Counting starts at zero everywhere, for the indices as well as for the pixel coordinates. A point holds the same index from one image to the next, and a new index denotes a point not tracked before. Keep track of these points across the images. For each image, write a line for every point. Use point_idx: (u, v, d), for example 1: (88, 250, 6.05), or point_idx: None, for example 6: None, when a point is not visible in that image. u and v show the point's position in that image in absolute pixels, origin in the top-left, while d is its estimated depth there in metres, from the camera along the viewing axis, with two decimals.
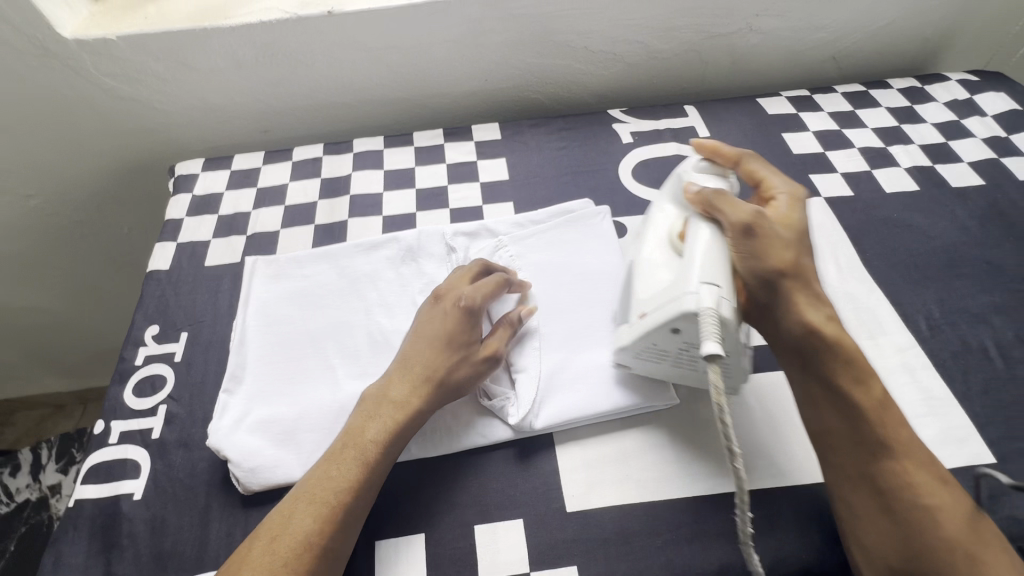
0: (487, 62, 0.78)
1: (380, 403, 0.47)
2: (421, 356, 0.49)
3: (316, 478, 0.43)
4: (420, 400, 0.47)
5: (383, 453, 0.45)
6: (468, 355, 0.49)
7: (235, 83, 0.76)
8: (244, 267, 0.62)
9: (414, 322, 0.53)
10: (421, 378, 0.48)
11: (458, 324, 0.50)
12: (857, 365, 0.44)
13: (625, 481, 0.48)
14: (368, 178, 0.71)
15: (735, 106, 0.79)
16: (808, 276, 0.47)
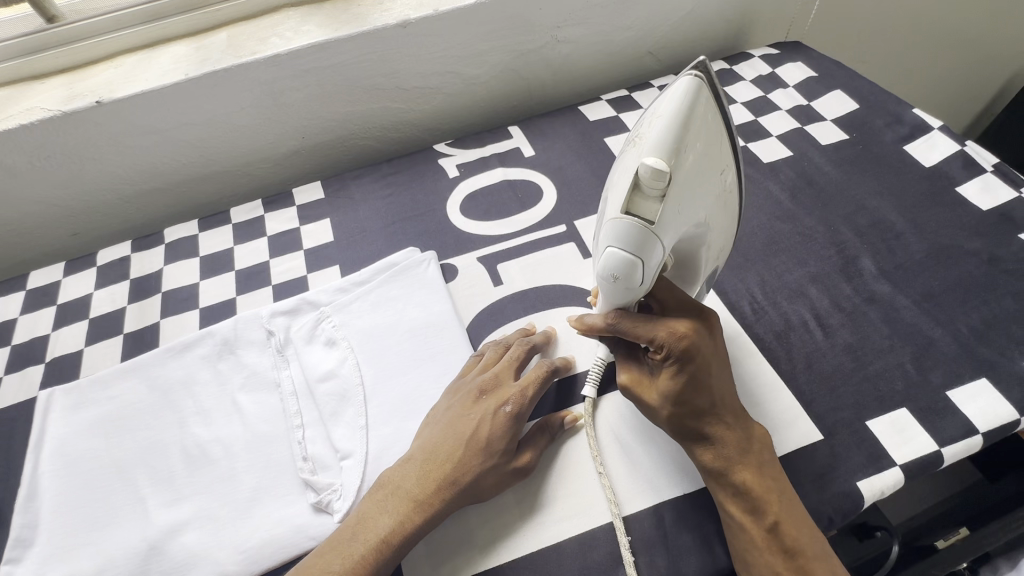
0: (296, 121, 0.74)
1: (395, 494, 0.43)
2: (446, 454, 0.45)
3: (315, 569, 0.41)
4: (448, 506, 0.43)
5: (397, 549, 0.42)
6: (502, 464, 0.45)
7: (16, 193, 0.69)
8: (38, 402, 0.55)
9: (440, 416, 0.48)
10: (447, 481, 0.44)
11: (502, 420, 0.46)
12: (756, 500, 0.41)
13: (468, 550, 0.45)
14: (182, 269, 0.66)
15: (558, 118, 0.79)
16: (698, 425, 0.43)
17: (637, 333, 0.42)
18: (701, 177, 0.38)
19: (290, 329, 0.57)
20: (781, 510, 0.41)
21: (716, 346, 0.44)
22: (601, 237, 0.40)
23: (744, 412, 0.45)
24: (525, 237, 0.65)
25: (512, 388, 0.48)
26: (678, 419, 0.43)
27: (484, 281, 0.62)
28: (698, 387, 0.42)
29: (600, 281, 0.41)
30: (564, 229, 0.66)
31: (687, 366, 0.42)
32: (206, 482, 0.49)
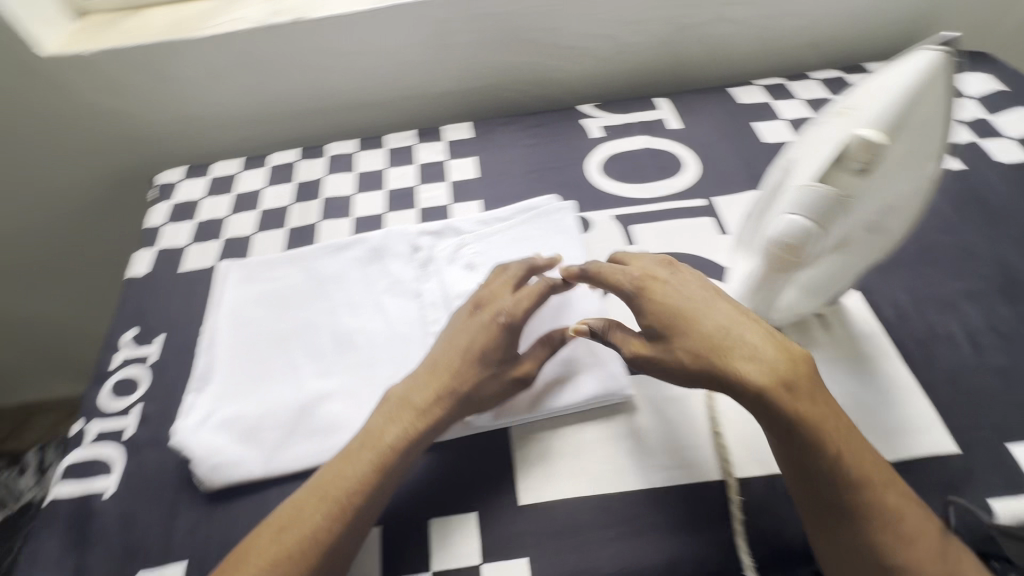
0: (456, 63, 0.79)
1: (402, 406, 0.46)
2: (436, 364, 0.48)
3: (331, 477, 0.43)
4: (438, 412, 0.46)
5: (400, 457, 0.45)
6: (492, 376, 0.48)
7: (211, 90, 0.77)
8: (217, 271, 0.63)
9: (448, 329, 0.51)
10: (437, 391, 0.47)
11: (493, 331, 0.49)
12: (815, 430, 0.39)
13: (579, 474, 0.48)
14: (339, 181, 0.72)
15: (708, 96, 0.78)
16: (717, 375, 0.41)
17: (609, 282, 0.49)
18: (902, 163, 0.39)
19: (434, 248, 0.62)
20: (853, 461, 0.39)
21: (688, 283, 0.47)
22: (782, 201, 0.40)
23: (765, 334, 0.42)
24: (662, 205, 0.66)
25: (506, 301, 0.50)
26: (692, 373, 0.42)
27: (617, 239, 0.63)
28: (695, 334, 0.43)
29: (766, 245, 0.42)
30: (703, 203, 0.66)
31: (665, 313, 0.44)
32: (354, 364, 0.55)
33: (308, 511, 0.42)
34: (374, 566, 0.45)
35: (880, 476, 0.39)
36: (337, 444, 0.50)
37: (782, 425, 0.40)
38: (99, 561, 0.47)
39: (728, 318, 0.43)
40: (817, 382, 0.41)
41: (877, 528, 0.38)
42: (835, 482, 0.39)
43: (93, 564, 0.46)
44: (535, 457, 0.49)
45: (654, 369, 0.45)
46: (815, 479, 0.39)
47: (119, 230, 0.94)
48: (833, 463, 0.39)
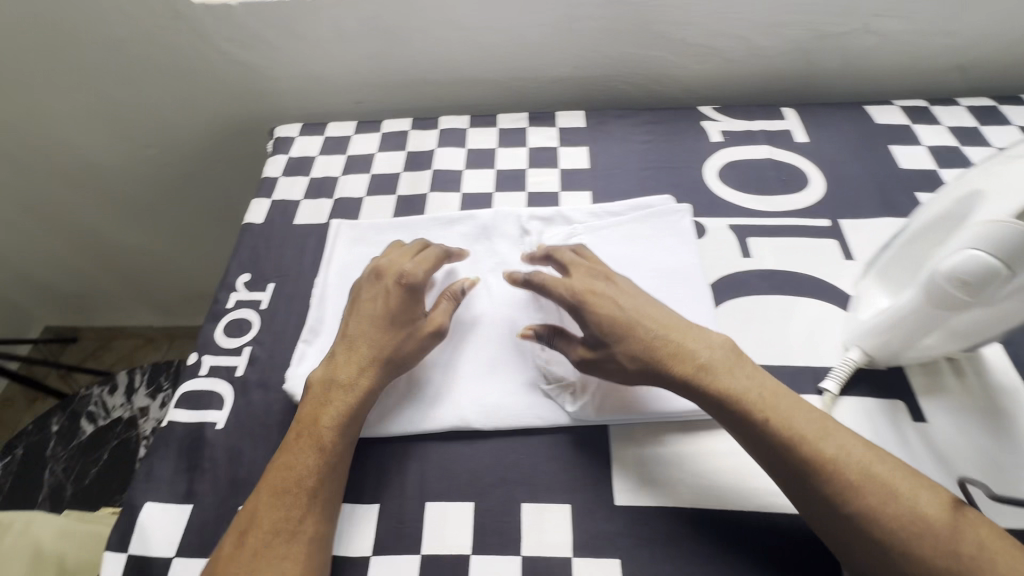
0: (578, 49, 0.77)
1: (329, 383, 0.49)
2: (351, 332, 0.52)
3: (277, 471, 0.45)
4: (365, 377, 0.49)
5: (342, 432, 0.47)
6: (404, 334, 0.51)
7: (336, 52, 0.79)
8: (330, 229, 0.65)
9: (357, 297, 0.55)
10: (354, 356, 0.50)
11: (401, 295, 0.53)
12: (748, 412, 0.44)
13: (678, 485, 0.47)
14: (450, 155, 0.73)
15: (840, 112, 0.74)
16: (653, 371, 0.47)
17: (554, 291, 0.52)
18: None
19: (543, 234, 0.62)
20: (787, 433, 0.43)
21: (617, 291, 0.51)
22: (960, 235, 0.42)
23: (685, 331, 0.49)
24: (782, 219, 0.63)
25: (402, 269, 0.55)
26: (636, 370, 0.47)
27: (732, 249, 0.61)
28: (630, 336, 0.48)
29: (936, 278, 0.42)
30: (827, 223, 0.62)
31: (605, 322, 0.49)
32: (457, 338, 0.56)
33: (275, 507, 0.43)
34: (465, 542, 0.45)
35: (814, 431, 0.42)
36: (437, 415, 0.51)
37: (728, 416, 0.45)
38: (207, 489, 0.49)
39: (656, 318, 0.49)
40: (734, 360, 0.47)
41: (842, 484, 0.40)
42: (781, 454, 0.42)
43: (201, 491, 0.49)
44: (634, 461, 0.48)
45: (603, 372, 0.49)
46: (770, 460, 0.43)
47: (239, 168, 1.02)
48: (769, 436, 0.43)
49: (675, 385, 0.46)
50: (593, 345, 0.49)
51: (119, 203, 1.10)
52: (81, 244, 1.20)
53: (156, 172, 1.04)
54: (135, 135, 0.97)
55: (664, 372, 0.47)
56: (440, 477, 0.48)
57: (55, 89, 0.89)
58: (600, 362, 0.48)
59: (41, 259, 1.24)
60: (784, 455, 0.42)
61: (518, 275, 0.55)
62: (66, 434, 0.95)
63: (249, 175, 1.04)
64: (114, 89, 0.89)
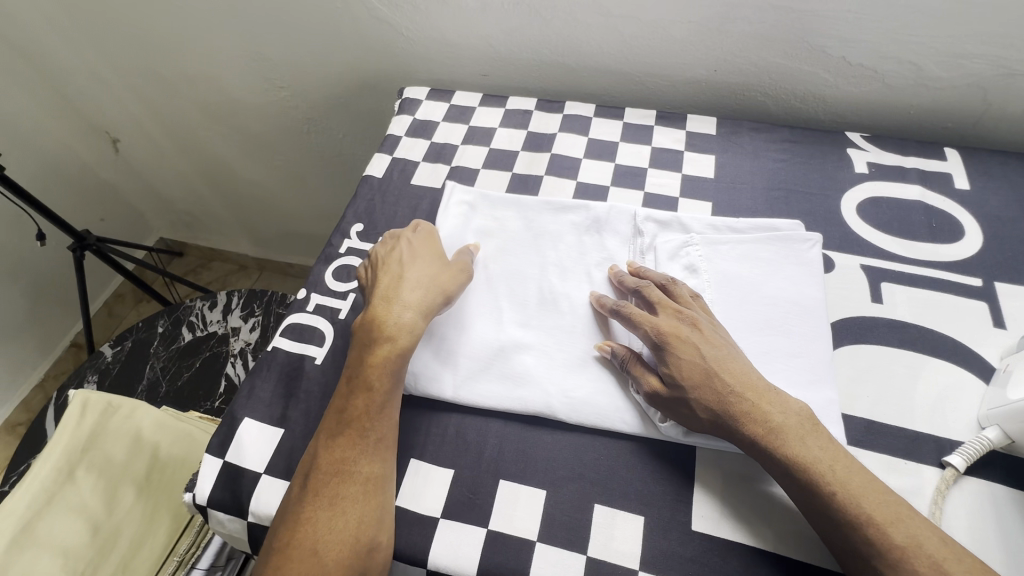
0: (723, 52, 0.73)
1: (372, 331, 0.50)
2: (381, 279, 0.53)
3: (330, 421, 0.47)
4: (409, 317, 0.51)
5: (388, 375, 0.48)
6: (437, 270, 0.55)
7: (475, 22, 0.79)
8: (444, 190, 0.66)
9: (382, 256, 0.56)
10: (395, 299, 0.51)
11: (419, 246, 0.57)
12: (809, 475, 0.41)
13: (762, 524, 0.44)
14: (571, 141, 0.72)
15: (1014, 163, 0.65)
16: (728, 423, 0.44)
17: (637, 327, 0.50)
18: None
19: (657, 238, 0.59)
20: (852, 502, 0.40)
21: (700, 334, 0.49)
22: None
23: (737, 371, 0.46)
24: (926, 270, 0.57)
25: (411, 231, 0.59)
26: (709, 419, 0.45)
27: (862, 291, 0.56)
28: (709, 385, 0.45)
29: None
30: (979, 283, 0.56)
31: (684, 367, 0.46)
32: (554, 325, 0.55)
33: (331, 448, 0.46)
34: (533, 527, 0.45)
35: (886, 514, 0.39)
36: (523, 396, 0.50)
37: (788, 477, 0.42)
38: (298, 418, 0.52)
39: (738, 373, 0.46)
40: (810, 427, 0.43)
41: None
42: (844, 526, 0.40)
43: (294, 419, 0.52)
44: (718, 492, 0.46)
45: (674, 417, 0.47)
46: (837, 532, 0.40)
47: (363, 118, 1.06)
48: (835, 507, 0.40)
49: (745, 442, 0.44)
50: (667, 385, 0.47)
51: (246, 137, 1.19)
52: (206, 170, 1.31)
53: (281, 111, 1.10)
54: (270, 74, 1.03)
55: (733, 424, 0.44)
56: (516, 458, 0.48)
57: (214, 24, 0.96)
58: (674, 403, 0.46)
59: (171, 177, 1.36)
60: (848, 525, 0.39)
61: (603, 303, 0.54)
62: (167, 337, 1.05)
63: (368, 128, 1.08)
64: (265, 32, 0.95)
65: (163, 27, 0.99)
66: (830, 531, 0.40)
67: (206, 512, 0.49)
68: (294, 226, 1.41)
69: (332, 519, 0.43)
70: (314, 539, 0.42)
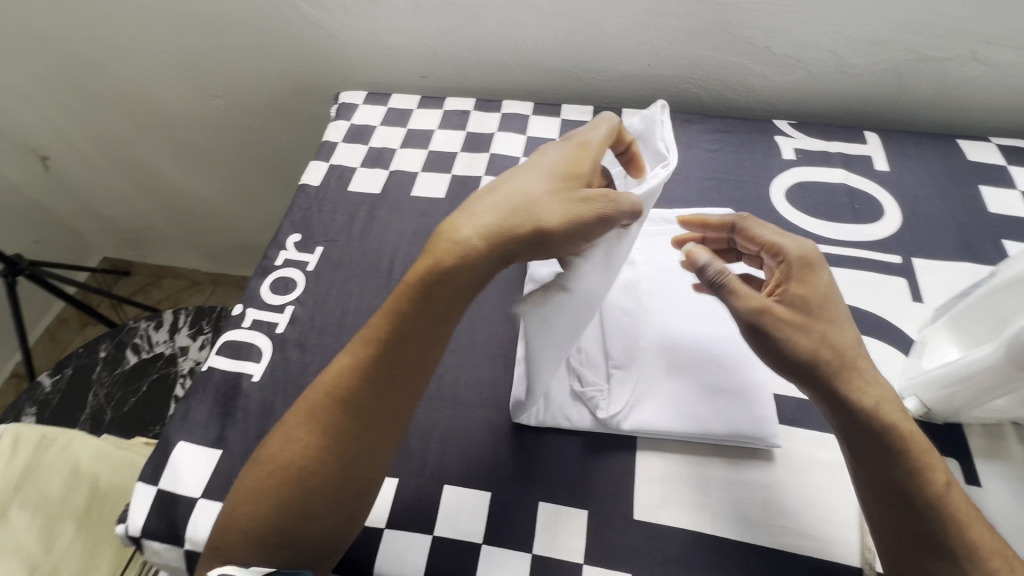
0: (655, 46, 0.74)
1: (437, 247, 0.42)
2: (494, 188, 0.44)
3: (343, 361, 0.43)
4: (471, 238, 0.41)
5: (419, 301, 0.42)
6: (549, 196, 0.42)
7: (410, 25, 0.79)
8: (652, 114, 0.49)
9: (531, 161, 0.46)
10: (469, 213, 0.43)
11: (558, 162, 0.44)
12: (923, 453, 0.39)
13: (701, 508, 0.45)
14: (510, 140, 0.72)
15: (928, 142, 0.69)
16: (856, 363, 0.41)
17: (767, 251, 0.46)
18: None
19: None
20: (957, 499, 0.37)
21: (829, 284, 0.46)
22: None
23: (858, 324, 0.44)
24: (850, 250, 0.60)
25: (574, 144, 0.46)
26: (836, 357, 0.40)
27: None
28: (837, 322, 0.42)
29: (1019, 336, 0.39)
30: (899, 260, 0.59)
31: (816, 294, 0.43)
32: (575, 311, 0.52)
33: (337, 382, 0.42)
34: (479, 529, 0.45)
35: (980, 520, 0.37)
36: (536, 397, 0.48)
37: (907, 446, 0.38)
38: (236, 438, 0.50)
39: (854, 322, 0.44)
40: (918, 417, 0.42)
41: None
42: (932, 516, 0.37)
43: (232, 439, 0.50)
44: (657, 480, 0.47)
45: (777, 340, 0.40)
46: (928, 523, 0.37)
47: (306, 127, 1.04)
48: (944, 497, 0.37)
49: (867, 386, 0.40)
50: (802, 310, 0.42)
51: (186, 149, 1.14)
52: (146, 184, 1.26)
53: (221, 121, 1.06)
54: (205, 83, 0.99)
55: (851, 364, 0.40)
56: (461, 462, 0.49)
57: (138, 32, 0.92)
58: (805, 329, 0.41)
59: (109, 193, 1.30)
60: (935, 514, 0.37)
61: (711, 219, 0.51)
62: (111, 361, 1.00)
63: (313, 134, 1.06)
64: (192, 38, 0.91)
65: (86, 38, 0.95)
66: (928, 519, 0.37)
67: (141, 543, 0.47)
68: (243, 238, 1.37)
69: (308, 450, 0.41)
70: (279, 455, 0.42)
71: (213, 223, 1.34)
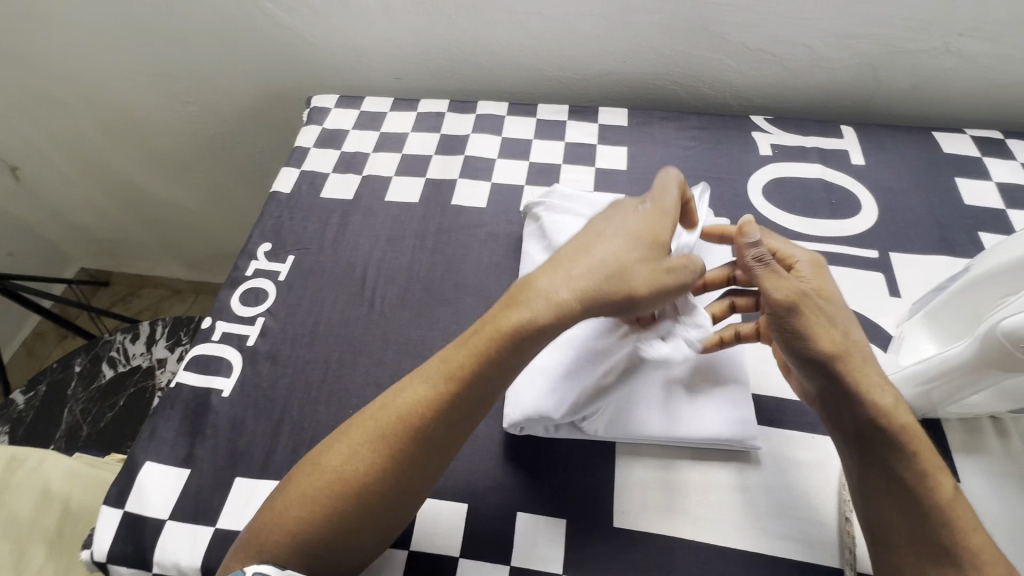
0: (629, 43, 0.73)
1: (532, 296, 0.41)
2: (582, 242, 0.44)
3: (409, 390, 0.41)
4: (562, 295, 0.40)
5: (507, 347, 0.40)
6: (640, 253, 0.42)
7: (381, 26, 0.77)
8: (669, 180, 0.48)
9: (616, 215, 0.45)
10: (562, 268, 0.42)
11: (647, 221, 0.44)
12: (927, 456, 0.38)
13: (681, 513, 0.45)
14: (485, 142, 0.71)
15: (903, 136, 0.68)
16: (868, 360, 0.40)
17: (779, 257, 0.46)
18: None
19: None
20: (959, 504, 0.37)
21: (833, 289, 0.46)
22: None
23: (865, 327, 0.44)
24: (828, 246, 0.59)
25: (651, 202, 0.46)
26: (842, 350, 0.40)
27: None
28: (847, 322, 0.42)
29: (992, 333, 0.38)
30: (876, 255, 0.58)
31: (823, 293, 0.43)
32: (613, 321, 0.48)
33: (398, 408, 0.40)
34: (456, 542, 0.44)
35: (979, 526, 0.36)
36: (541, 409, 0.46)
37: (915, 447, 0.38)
38: (206, 456, 0.49)
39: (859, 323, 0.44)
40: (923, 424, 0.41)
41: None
42: (930, 518, 0.36)
43: (201, 457, 0.49)
44: (635, 485, 0.46)
45: (799, 327, 0.41)
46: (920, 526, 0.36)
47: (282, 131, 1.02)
48: (947, 501, 0.36)
49: (876, 383, 0.39)
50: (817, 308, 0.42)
51: (159, 156, 1.12)
52: (120, 192, 1.23)
53: (194, 128, 1.04)
54: (176, 89, 0.97)
55: (870, 367, 0.40)
56: None
57: (102, 37, 0.89)
58: (820, 325, 0.41)
59: (82, 202, 1.27)
60: (933, 517, 0.36)
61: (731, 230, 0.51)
62: (87, 375, 0.98)
63: (289, 138, 1.05)
64: (159, 42, 0.89)
65: (48, 45, 0.92)
66: (927, 522, 0.36)
67: (107, 568, 0.45)
68: (223, 246, 1.35)
69: (375, 467, 0.39)
70: (338, 466, 0.39)
71: (191, 231, 1.32)
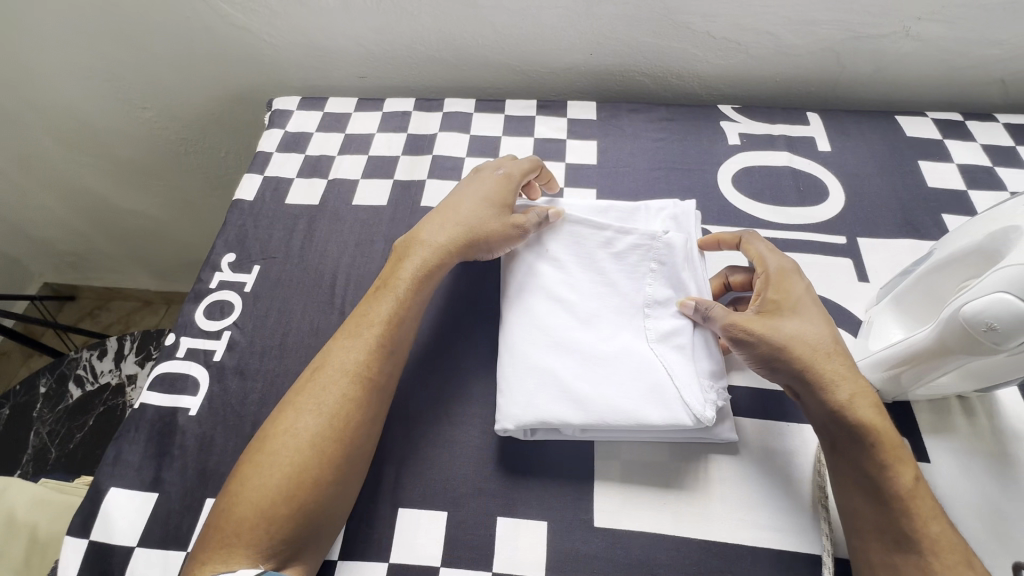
0: (595, 35, 0.72)
1: (410, 248, 0.52)
2: (441, 210, 0.55)
3: (337, 355, 0.46)
4: (431, 244, 0.52)
5: (415, 288, 0.50)
6: (485, 212, 0.53)
7: (340, 24, 0.75)
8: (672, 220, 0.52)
9: (468, 186, 0.56)
10: (426, 229, 0.53)
11: (495, 185, 0.55)
12: (890, 451, 0.39)
13: (660, 509, 0.45)
14: (453, 140, 0.70)
15: (867, 120, 0.69)
16: (828, 361, 0.42)
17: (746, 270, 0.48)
18: None
19: None
20: (922, 497, 0.38)
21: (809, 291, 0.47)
22: (995, 274, 0.37)
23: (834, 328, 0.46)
24: (797, 233, 0.60)
25: (497, 172, 0.56)
26: (800, 357, 0.42)
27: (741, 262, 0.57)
28: (809, 325, 0.43)
29: (960, 318, 0.39)
30: (843, 241, 0.59)
31: (783, 301, 0.45)
32: (620, 320, 0.49)
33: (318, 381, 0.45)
34: (436, 552, 0.44)
35: (940, 516, 0.38)
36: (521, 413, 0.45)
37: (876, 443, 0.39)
38: (174, 478, 0.47)
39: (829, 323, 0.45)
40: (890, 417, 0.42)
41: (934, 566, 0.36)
42: (894, 508, 0.38)
43: (169, 480, 0.47)
44: (617, 483, 0.46)
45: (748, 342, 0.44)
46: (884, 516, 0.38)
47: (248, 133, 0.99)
48: (907, 491, 0.38)
49: (837, 384, 0.41)
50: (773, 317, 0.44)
51: (118, 165, 1.08)
52: (79, 204, 1.18)
53: (154, 136, 1.01)
54: (132, 96, 0.93)
55: (826, 362, 0.42)
56: (415, 483, 0.47)
57: (48, 44, 0.85)
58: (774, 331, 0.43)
59: (39, 216, 1.22)
60: (895, 507, 0.38)
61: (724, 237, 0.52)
62: (52, 397, 0.94)
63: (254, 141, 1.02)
64: (108, 47, 0.85)
65: None
66: (891, 513, 0.38)
67: None
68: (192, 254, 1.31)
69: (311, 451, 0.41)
70: (275, 452, 0.41)
71: (159, 240, 1.28)
